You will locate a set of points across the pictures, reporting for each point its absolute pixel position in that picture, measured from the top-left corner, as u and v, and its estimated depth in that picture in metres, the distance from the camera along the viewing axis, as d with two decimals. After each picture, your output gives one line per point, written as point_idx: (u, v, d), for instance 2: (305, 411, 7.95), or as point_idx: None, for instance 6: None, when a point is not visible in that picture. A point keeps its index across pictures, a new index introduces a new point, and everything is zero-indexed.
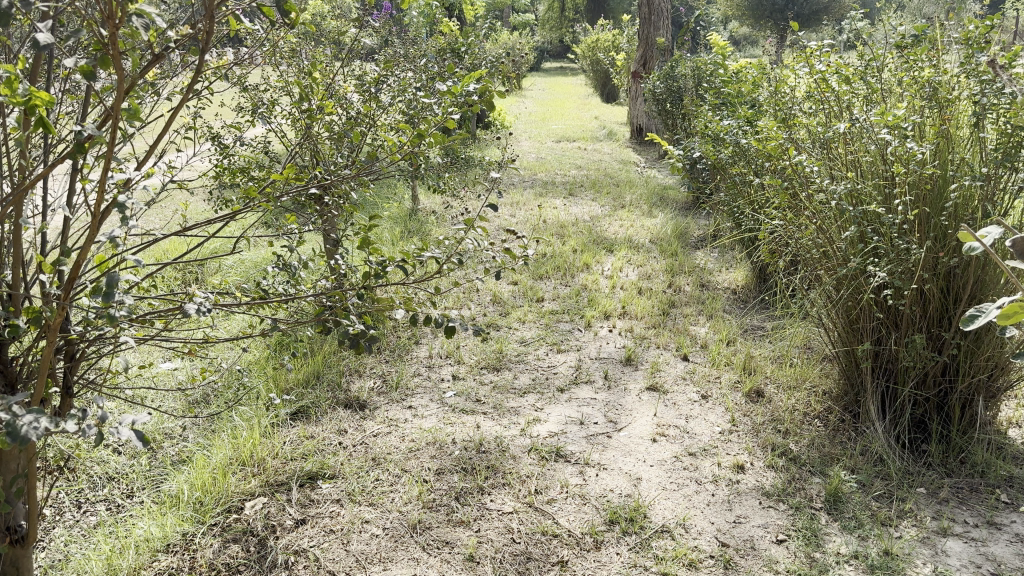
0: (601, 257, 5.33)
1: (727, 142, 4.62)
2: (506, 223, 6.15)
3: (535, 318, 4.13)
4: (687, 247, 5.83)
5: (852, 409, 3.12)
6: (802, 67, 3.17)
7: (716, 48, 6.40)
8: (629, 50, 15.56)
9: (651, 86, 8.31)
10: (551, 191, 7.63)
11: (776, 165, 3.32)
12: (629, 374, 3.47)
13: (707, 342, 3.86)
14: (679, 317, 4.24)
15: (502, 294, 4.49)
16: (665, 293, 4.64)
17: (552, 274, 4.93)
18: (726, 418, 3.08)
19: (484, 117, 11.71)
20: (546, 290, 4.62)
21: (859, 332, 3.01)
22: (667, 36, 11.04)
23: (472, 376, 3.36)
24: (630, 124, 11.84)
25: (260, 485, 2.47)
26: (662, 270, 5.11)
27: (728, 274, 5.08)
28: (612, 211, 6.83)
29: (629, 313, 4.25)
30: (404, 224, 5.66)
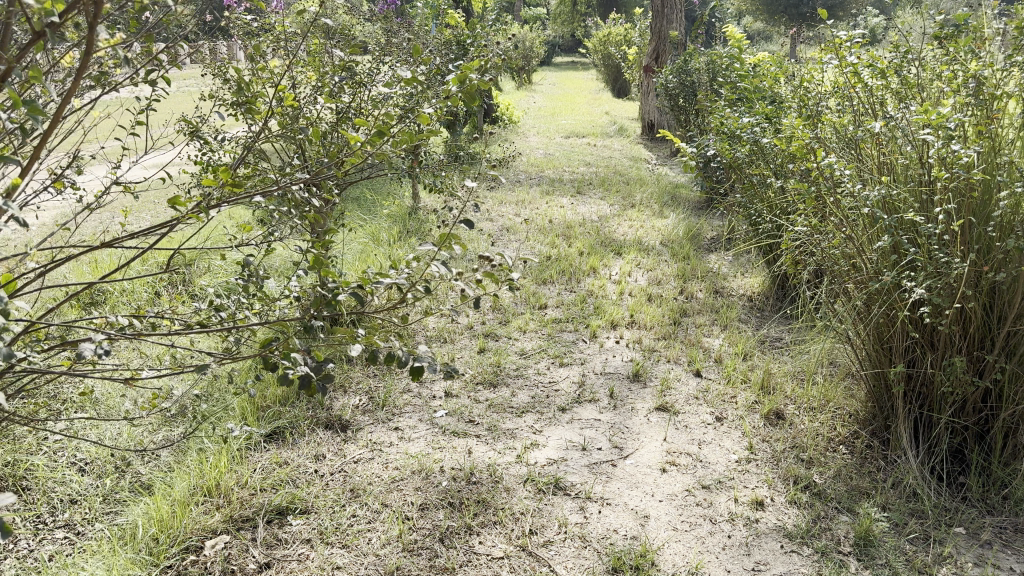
0: (610, 260, 5.06)
1: (744, 141, 4.33)
2: (511, 223, 5.89)
3: (538, 328, 3.87)
4: (700, 250, 5.54)
5: (881, 436, 2.86)
6: (829, 60, 2.89)
7: (732, 40, 6.11)
8: (641, 45, 15.24)
9: (663, 81, 8.02)
10: (559, 190, 7.36)
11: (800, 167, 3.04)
12: (637, 392, 3.21)
13: (721, 356, 3.59)
14: (691, 327, 3.97)
15: (503, 301, 4.23)
16: (677, 300, 4.37)
17: (557, 278, 4.67)
18: (743, 445, 2.81)
19: (491, 113, 11.44)
20: (550, 296, 4.36)
21: (890, 352, 2.74)
22: (680, 29, 10.74)
23: (466, 393, 3.11)
24: (642, 120, 11.55)
25: (223, 521, 2.23)
26: (673, 274, 4.84)
27: (743, 281, 4.79)
28: (622, 210, 6.56)
29: (637, 323, 3.99)
30: (403, 223, 5.41)
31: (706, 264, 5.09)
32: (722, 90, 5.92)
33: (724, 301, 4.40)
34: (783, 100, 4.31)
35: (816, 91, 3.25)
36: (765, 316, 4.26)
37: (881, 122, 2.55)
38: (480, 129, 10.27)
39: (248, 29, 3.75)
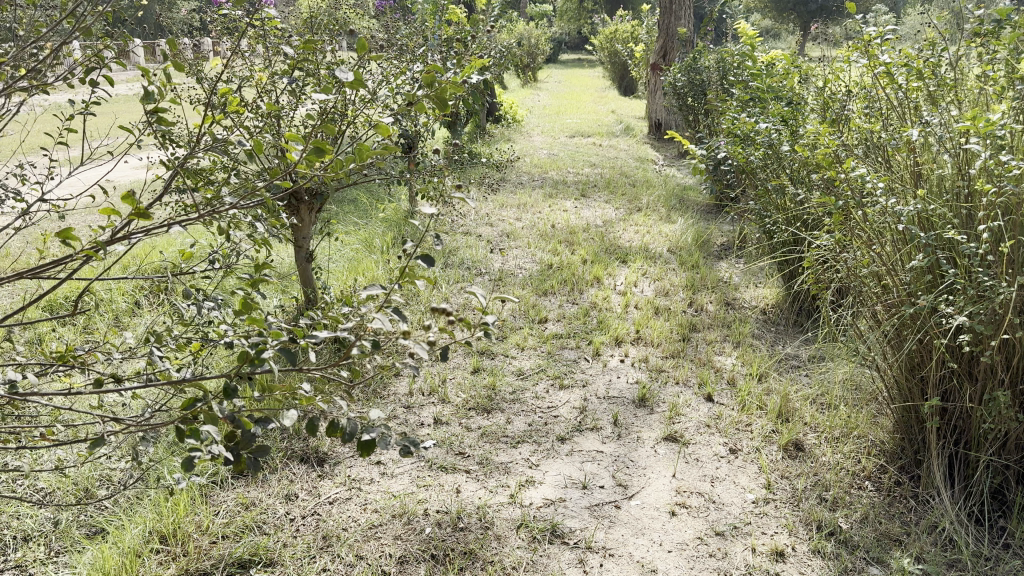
0: (615, 269, 4.81)
1: (758, 145, 4.07)
2: (512, 228, 5.64)
3: (536, 344, 3.61)
4: (710, 258, 5.28)
5: (911, 472, 2.60)
6: (858, 59, 2.62)
7: (744, 38, 5.83)
8: (648, 42, 14.92)
9: (671, 80, 7.73)
10: (562, 192, 7.10)
11: (822, 176, 2.78)
12: (643, 418, 2.95)
13: (734, 378, 3.33)
14: (701, 344, 3.72)
15: (501, 314, 3.98)
16: (686, 314, 4.11)
17: (558, 289, 4.42)
18: (760, 482, 2.56)
19: (494, 112, 11.18)
20: (550, 309, 4.11)
21: (923, 382, 2.47)
22: (689, 26, 10.46)
23: (457, 421, 2.86)
24: (649, 119, 11.29)
25: (177, 574, 1.99)
26: (682, 285, 4.58)
27: (757, 293, 4.54)
28: (627, 214, 6.31)
29: (643, 339, 3.74)
30: (398, 229, 5.18)
31: (717, 273, 4.84)
32: (733, 90, 5.64)
33: (737, 315, 4.15)
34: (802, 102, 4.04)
35: (840, 93, 2.99)
36: (781, 332, 4.01)
37: (917, 128, 2.28)
38: (482, 128, 10.01)
39: (228, 22, 3.49)
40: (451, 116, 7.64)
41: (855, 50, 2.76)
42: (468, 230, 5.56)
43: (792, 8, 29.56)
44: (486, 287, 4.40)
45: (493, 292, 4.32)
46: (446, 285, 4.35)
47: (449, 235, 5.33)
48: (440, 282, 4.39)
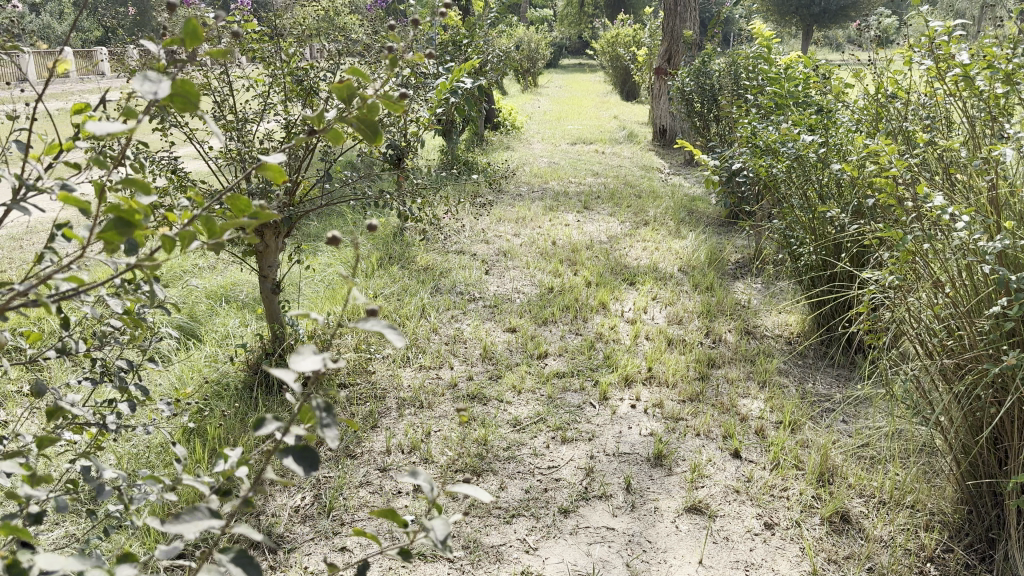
0: (623, 293, 4.37)
1: (783, 157, 3.64)
2: (509, 246, 5.22)
3: (535, 386, 3.17)
4: (724, 277, 4.85)
5: (983, 553, 2.16)
6: (923, 59, 2.18)
7: (759, 38, 5.41)
8: (651, 46, 14.50)
9: (678, 85, 7.30)
10: (564, 204, 6.68)
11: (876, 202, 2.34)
12: (660, 481, 2.53)
13: (763, 428, 2.90)
14: (722, 385, 3.29)
15: (496, 348, 3.55)
16: (702, 346, 3.68)
17: (560, 316, 3.99)
18: (804, 569, 2.13)
19: (492, 118, 10.77)
20: (551, 341, 3.67)
21: (1002, 451, 2.03)
22: (695, 29, 10.05)
23: (442, 487, 2.43)
24: (653, 125, 10.87)
25: None
26: (696, 310, 4.14)
27: (780, 320, 4.12)
28: (633, 229, 5.89)
29: (656, 378, 3.30)
30: (385, 249, 4.77)
31: (734, 297, 4.41)
32: (748, 95, 5.22)
33: (760, 347, 3.73)
34: (832, 110, 3.62)
35: (892, 100, 2.55)
36: (811, 366, 3.62)
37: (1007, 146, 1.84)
38: (480, 135, 9.58)
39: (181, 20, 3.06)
40: (446, 123, 7.22)
41: (915, 48, 2.32)
42: (461, 248, 5.14)
43: (795, 11, 29.17)
44: (481, 316, 3.97)
45: (487, 322, 3.89)
46: (436, 313, 3.92)
47: (441, 255, 4.90)
48: (429, 310, 3.96)
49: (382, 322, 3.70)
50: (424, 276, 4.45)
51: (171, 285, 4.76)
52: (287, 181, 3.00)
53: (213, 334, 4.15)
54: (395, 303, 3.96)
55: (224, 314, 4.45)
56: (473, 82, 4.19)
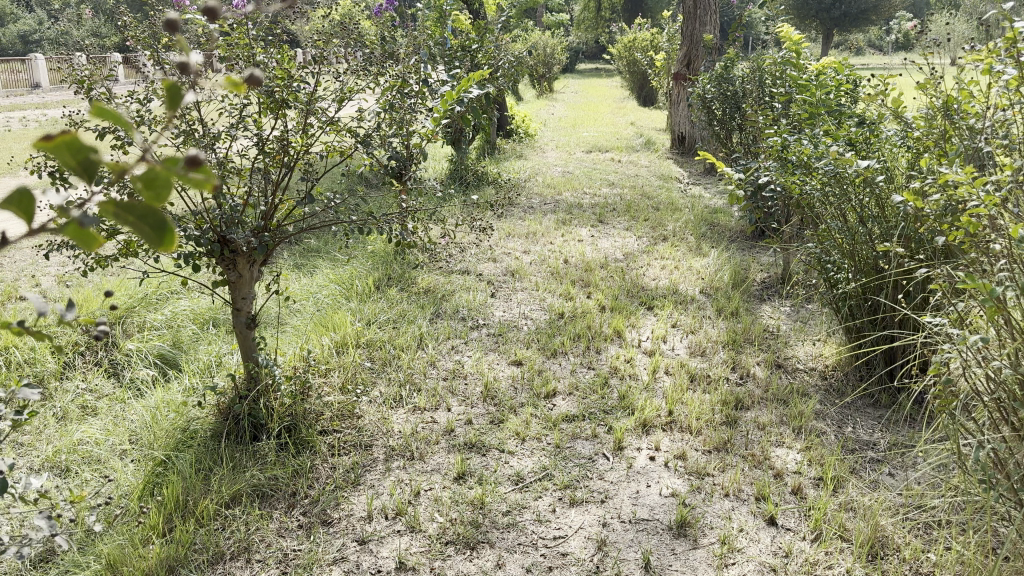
0: (640, 319, 4.02)
1: (821, 173, 3.27)
2: (518, 264, 4.89)
3: (541, 433, 2.82)
4: (750, 300, 4.49)
5: None
6: (1007, 67, 1.82)
7: (789, 41, 5.03)
8: (669, 50, 14.13)
9: (700, 91, 6.95)
10: (578, 218, 6.34)
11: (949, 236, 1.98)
12: (684, 558, 2.17)
13: (801, 488, 2.54)
14: (752, 431, 2.92)
15: (499, 385, 3.20)
16: (729, 383, 3.32)
17: (571, 346, 3.64)
18: None
19: (505, 125, 10.44)
20: (561, 376, 3.33)
21: None
22: (715, 33, 9.69)
23: (429, 565, 2.10)
24: (671, 132, 10.51)
25: None
26: (721, 340, 3.78)
27: (813, 351, 3.76)
28: (651, 245, 5.53)
29: (677, 423, 2.95)
30: (383, 269, 4.46)
31: (762, 324, 4.05)
32: (778, 103, 4.86)
33: (792, 384, 3.37)
34: (876, 122, 3.26)
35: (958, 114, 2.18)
36: (848, 405, 3.28)
37: None
38: (492, 143, 9.26)
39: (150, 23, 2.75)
40: (454, 131, 6.90)
41: (992, 55, 1.96)
42: (466, 267, 4.81)
43: (816, 15, 28.69)
44: (484, 346, 3.63)
45: (491, 354, 3.55)
46: (435, 343, 3.59)
47: (443, 275, 4.57)
48: (427, 339, 3.62)
49: (375, 355, 3.38)
50: (424, 300, 4.12)
51: (156, 307, 4.45)
52: (265, 204, 2.68)
53: (195, 363, 3.84)
54: (391, 332, 3.63)
55: (209, 340, 4.14)
56: (478, 91, 3.85)
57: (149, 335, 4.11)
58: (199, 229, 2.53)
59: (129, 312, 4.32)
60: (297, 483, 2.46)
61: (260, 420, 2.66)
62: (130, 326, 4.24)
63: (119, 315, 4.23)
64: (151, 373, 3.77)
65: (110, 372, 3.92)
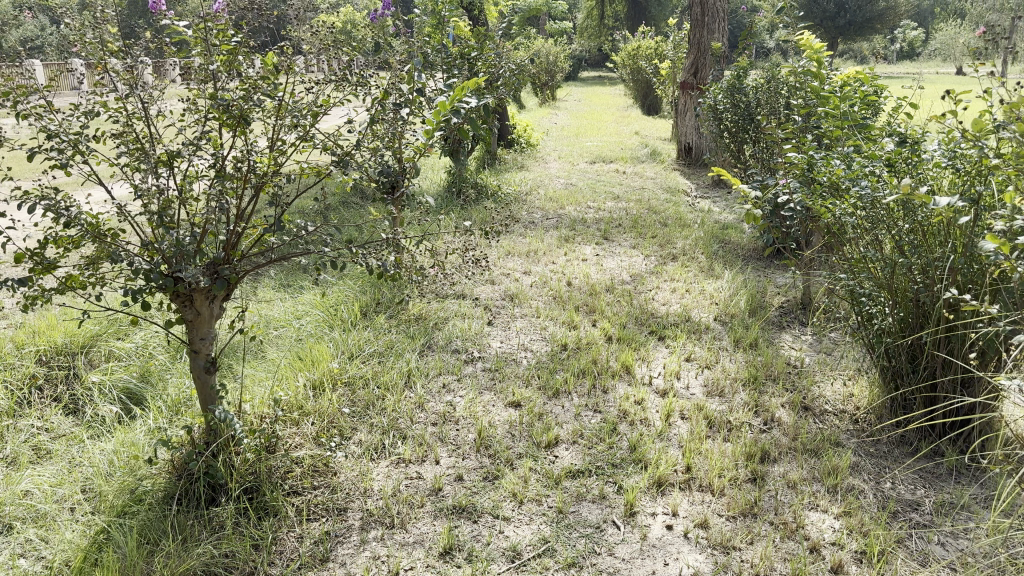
0: (650, 352, 3.67)
1: (858, 197, 2.92)
2: (518, 287, 4.54)
3: (542, 493, 2.47)
4: (768, 328, 4.14)
5: None
6: None
7: (809, 49, 4.67)
8: (674, 59, 13.81)
9: (711, 102, 6.60)
10: (581, 234, 6.00)
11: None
12: None
13: (843, 565, 2.19)
14: (782, 491, 2.57)
15: (495, 432, 2.85)
16: (751, 431, 2.97)
17: (576, 384, 3.29)
18: None
19: (506, 135, 10.10)
20: (565, 421, 2.98)
21: None
22: (724, 41, 9.34)
23: None
24: (677, 142, 10.17)
25: None
26: (741, 377, 3.43)
27: (842, 391, 3.41)
28: (659, 266, 5.19)
29: (697, 480, 2.59)
30: (371, 294, 4.12)
31: (784, 358, 3.70)
32: (798, 117, 4.51)
33: (822, 432, 3.03)
34: (917, 140, 2.91)
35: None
36: (884, 457, 2.95)
37: None
38: (492, 154, 8.92)
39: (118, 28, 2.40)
40: (453, 142, 6.56)
41: None
42: (462, 291, 4.46)
43: (821, 23, 28.39)
44: (479, 384, 3.28)
45: (486, 394, 3.19)
46: (424, 381, 3.24)
47: (437, 301, 4.23)
48: (415, 376, 3.28)
49: (357, 396, 3.03)
50: (414, 329, 3.78)
51: (126, 334, 4.11)
52: (226, 232, 2.35)
53: (163, 399, 3.49)
54: (376, 367, 3.28)
55: (180, 372, 3.79)
56: (476, 103, 3.48)
57: (115, 367, 3.77)
58: (148, 263, 2.20)
59: (95, 340, 3.97)
60: (255, 560, 2.12)
61: (218, 480, 2.32)
62: (95, 356, 3.89)
63: (82, 344, 3.88)
64: (114, 410, 3.43)
65: (70, 409, 3.57)
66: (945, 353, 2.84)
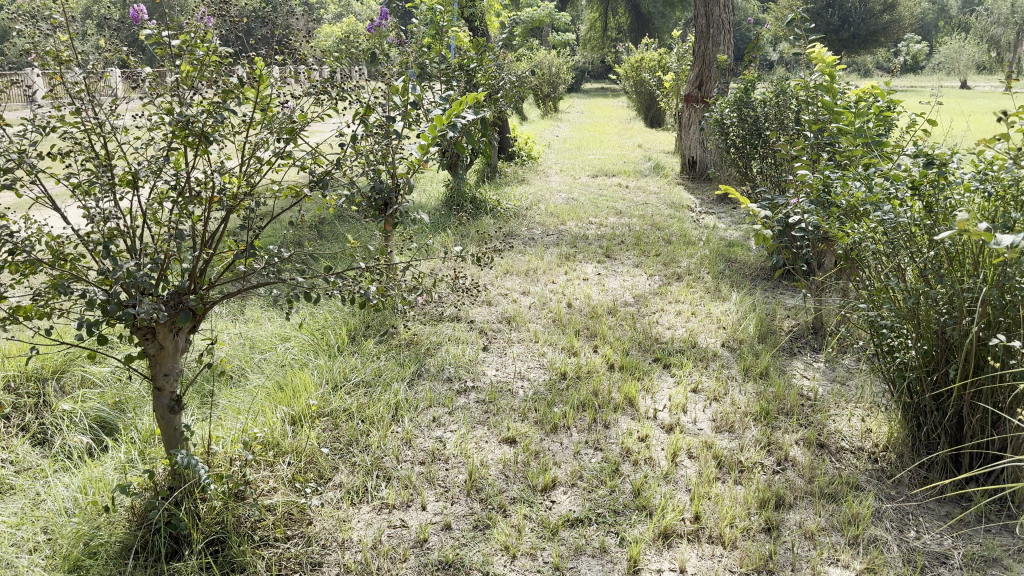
0: (654, 382, 3.46)
1: (879, 220, 2.73)
2: (515, 309, 4.33)
3: (537, 546, 2.26)
4: (778, 355, 3.92)
5: None
6: None
7: (820, 62, 4.47)
8: (677, 71, 13.65)
9: (718, 116, 6.40)
10: (582, 252, 5.80)
11: None
12: None
13: None
14: (799, 543, 2.36)
15: (487, 472, 2.64)
16: (763, 473, 2.75)
17: (575, 418, 3.08)
18: None
19: (507, 147, 9.92)
20: (563, 459, 2.77)
21: None
22: (729, 53, 9.17)
23: None
24: (681, 156, 9.97)
25: None
26: (751, 411, 3.22)
27: (859, 427, 3.20)
28: (663, 286, 4.99)
29: (706, 530, 2.38)
30: (361, 316, 3.92)
31: (796, 389, 3.48)
32: (809, 133, 4.31)
33: (840, 474, 2.82)
34: (944, 161, 2.72)
35: None
36: (906, 500, 2.74)
37: None
38: (492, 167, 8.73)
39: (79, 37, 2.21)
40: (450, 155, 6.37)
41: None
42: (456, 313, 4.26)
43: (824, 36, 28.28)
44: (472, 417, 3.07)
45: (479, 429, 2.98)
46: (412, 415, 3.02)
47: (430, 324, 4.02)
48: (404, 408, 3.07)
49: (340, 432, 2.82)
50: (404, 355, 3.57)
51: (101, 358, 3.90)
52: (193, 259, 2.15)
53: (137, 430, 3.28)
54: (362, 398, 3.07)
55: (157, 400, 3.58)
56: (475, 118, 3.23)
57: (87, 394, 3.56)
58: (104, 293, 2.01)
59: (68, 365, 3.76)
60: None
61: (181, 531, 2.12)
62: (68, 382, 3.69)
63: (54, 368, 3.68)
64: (84, 442, 3.22)
65: (37, 439, 3.36)
66: (974, 391, 2.64)
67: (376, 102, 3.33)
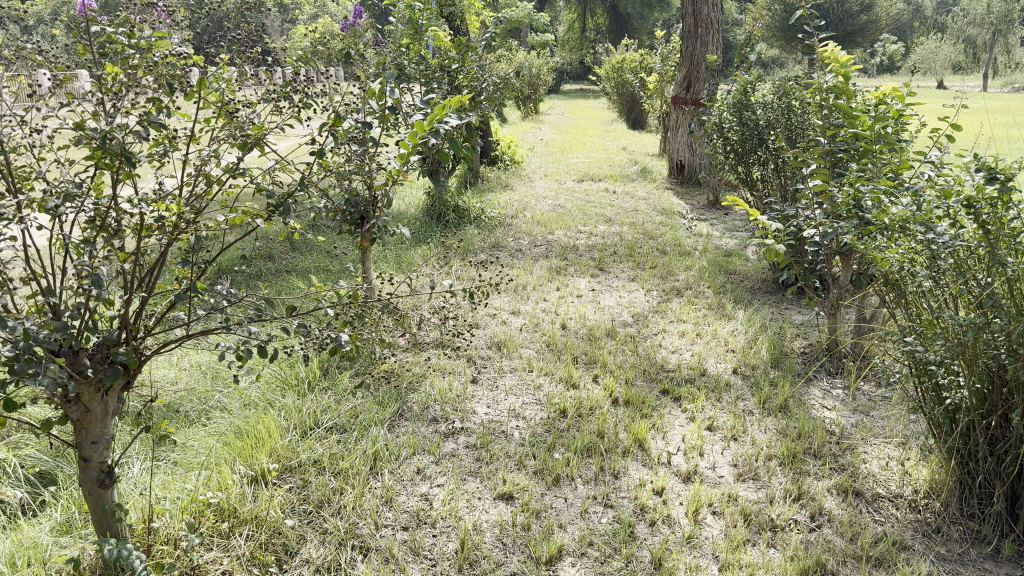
0: (665, 420, 3.09)
1: (929, 242, 2.38)
2: (505, 333, 3.96)
3: None
4: (795, 383, 3.57)
5: None
6: None
7: (834, 62, 4.07)
8: (661, 72, 13.33)
9: (714, 118, 6.05)
10: (574, 265, 5.43)
11: None
12: None
13: None
14: None
15: (481, 540, 2.27)
16: (799, 533, 2.40)
17: (581, 466, 2.70)
18: None
19: (490, 152, 9.53)
20: (568, 520, 2.40)
21: None
22: (718, 52, 8.82)
23: None
24: (669, 159, 9.64)
25: None
26: (775, 454, 2.86)
27: (897, 470, 2.84)
28: (663, 303, 4.63)
29: None
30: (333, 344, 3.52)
31: (822, 425, 3.13)
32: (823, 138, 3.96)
33: (883, 531, 2.47)
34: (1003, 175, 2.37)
35: None
36: (960, 561, 2.39)
37: None
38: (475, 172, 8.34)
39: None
40: (431, 162, 5.99)
41: None
42: (440, 338, 3.87)
43: None
44: (462, 467, 2.69)
45: (470, 482, 2.60)
46: (393, 466, 2.64)
47: (411, 351, 3.63)
48: (382, 458, 2.67)
49: (308, 492, 2.43)
50: (383, 391, 3.17)
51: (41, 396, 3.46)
52: (122, 302, 1.76)
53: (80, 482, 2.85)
54: (336, 447, 2.68)
55: None
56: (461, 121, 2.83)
57: (24, 440, 3.15)
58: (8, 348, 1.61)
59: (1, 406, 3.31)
60: None
61: None
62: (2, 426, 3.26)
63: None
64: (17, 495, 2.77)
65: None
66: None
67: (349, 106, 2.92)
